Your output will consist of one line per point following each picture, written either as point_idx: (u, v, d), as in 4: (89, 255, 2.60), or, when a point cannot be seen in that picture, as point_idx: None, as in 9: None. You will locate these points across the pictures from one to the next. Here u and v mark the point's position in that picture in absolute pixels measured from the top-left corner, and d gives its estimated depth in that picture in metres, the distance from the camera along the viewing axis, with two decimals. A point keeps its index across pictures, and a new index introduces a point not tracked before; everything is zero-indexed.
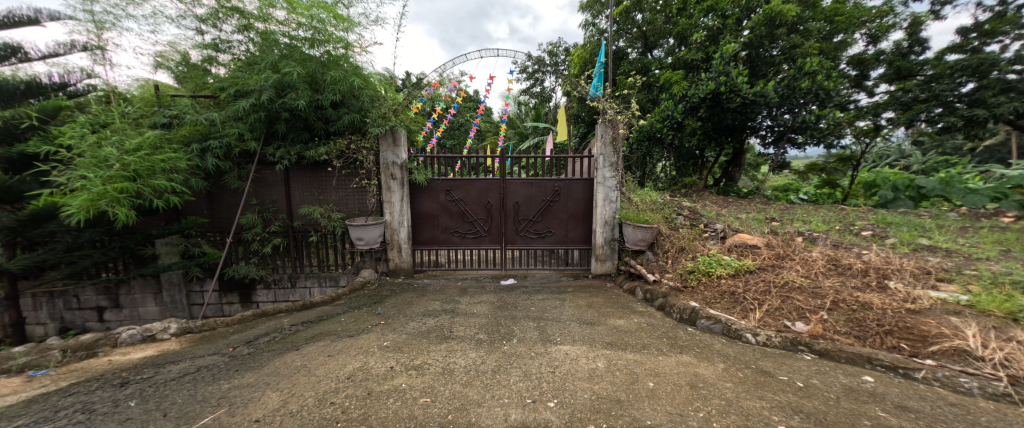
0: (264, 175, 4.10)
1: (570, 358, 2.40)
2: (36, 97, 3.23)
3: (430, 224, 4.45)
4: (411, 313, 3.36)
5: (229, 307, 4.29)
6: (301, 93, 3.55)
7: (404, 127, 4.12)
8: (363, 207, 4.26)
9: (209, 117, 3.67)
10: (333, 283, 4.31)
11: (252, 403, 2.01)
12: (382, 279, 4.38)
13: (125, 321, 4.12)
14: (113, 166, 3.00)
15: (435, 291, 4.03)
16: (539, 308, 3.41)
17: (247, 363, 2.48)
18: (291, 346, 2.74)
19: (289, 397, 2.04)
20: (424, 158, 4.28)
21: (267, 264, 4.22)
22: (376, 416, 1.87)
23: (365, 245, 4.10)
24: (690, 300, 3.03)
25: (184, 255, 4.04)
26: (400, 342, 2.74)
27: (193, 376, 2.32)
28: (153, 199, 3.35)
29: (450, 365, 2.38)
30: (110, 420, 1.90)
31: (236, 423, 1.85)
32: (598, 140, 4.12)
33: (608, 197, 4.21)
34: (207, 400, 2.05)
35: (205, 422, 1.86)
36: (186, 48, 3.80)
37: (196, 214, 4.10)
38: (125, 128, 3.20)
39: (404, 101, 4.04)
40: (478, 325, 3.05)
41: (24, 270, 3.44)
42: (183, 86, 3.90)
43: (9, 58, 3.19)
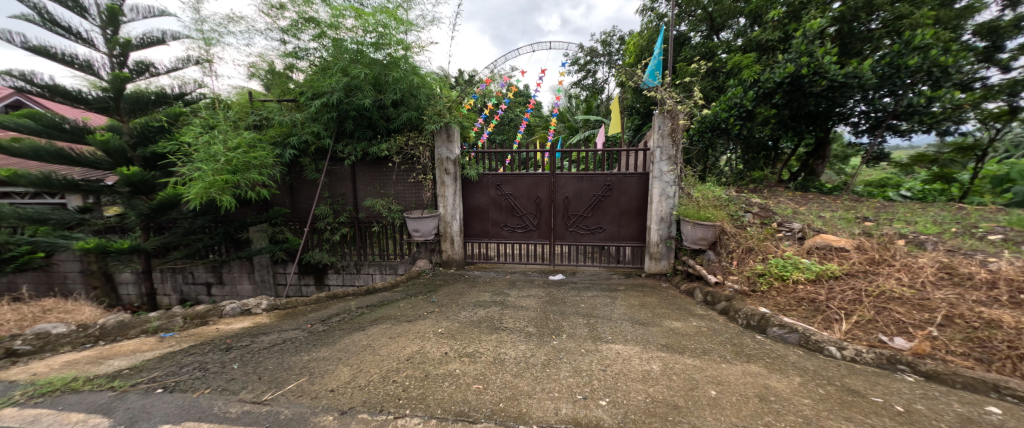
0: (335, 170, 4.50)
1: (623, 358, 2.37)
2: (162, 106, 3.82)
3: (480, 218, 4.59)
4: (463, 302, 3.51)
5: (306, 288, 4.81)
6: (367, 94, 3.86)
7: (459, 123, 4.27)
8: (420, 200, 4.52)
9: (291, 118, 4.10)
10: (392, 271, 4.65)
11: (328, 375, 2.24)
12: (437, 269, 4.63)
13: (225, 296, 4.78)
14: (219, 161, 3.48)
15: (485, 282, 4.18)
16: (589, 305, 3.39)
17: (321, 339, 2.76)
18: (358, 327, 3.00)
19: (359, 373, 2.25)
20: (476, 153, 4.41)
21: (337, 251, 4.67)
22: (434, 397, 2.00)
23: (421, 237, 4.32)
24: (760, 305, 2.84)
25: (271, 239, 4.60)
26: (454, 330, 2.88)
27: (280, 347, 2.64)
28: (249, 189, 3.83)
29: (501, 355, 2.46)
30: (219, 378, 2.23)
31: (316, 391, 2.08)
32: (655, 132, 3.95)
33: (665, 192, 4.03)
34: (292, 369, 2.33)
35: (291, 388, 2.11)
36: (272, 58, 4.27)
37: (279, 204, 4.61)
38: (227, 129, 3.69)
39: (459, 99, 4.20)
40: (528, 319, 3.10)
41: (155, 249, 4.15)
42: (270, 92, 4.39)
43: (145, 72, 3.83)
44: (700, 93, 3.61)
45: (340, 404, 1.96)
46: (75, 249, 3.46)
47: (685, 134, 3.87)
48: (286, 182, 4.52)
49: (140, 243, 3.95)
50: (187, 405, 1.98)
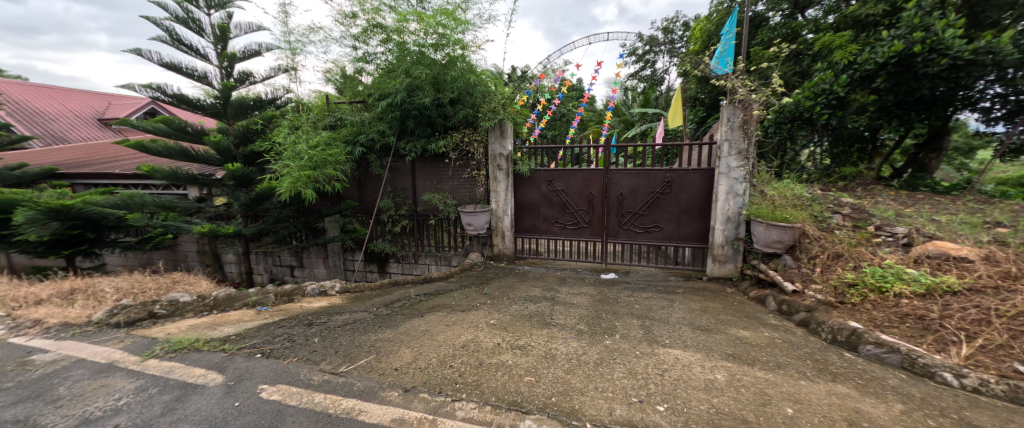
0: (398, 165, 4.81)
1: (682, 364, 2.30)
2: (259, 110, 4.47)
3: (531, 213, 4.65)
4: (514, 296, 3.60)
5: (370, 274, 5.24)
6: (427, 94, 4.09)
7: (514, 120, 4.36)
8: (474, 195, 4.68)
9: (360, 118, 4.46)
10: (446, 262, 4.88)
11: (392, 355, 2.45)
12: (488, 262, 4.78)
13: (304, 278, 5.47)
14: (303, 158, 3.92)
15: (535, 278, 4.24)
16: (644, 306, 3.30)
17: (385, 322, 3.00)
18: (417, 313, 3.21)
19: (419, 356, 2.43)
20: (529, 149, 4.48)
21: (398, 242, 5.02)
22: (488, 385, 2.10)
23: (474, 231, 4.49)
24: (850, 319, 2.57)
25: (342, 229, 5.07)
26: (507, 323, 2.96)
27: (351, 326, 2.92)
28: (326, 184, 4.26)
29: (552, 350, 2.50)
30: (303, 349, 2.54)
31: (382, 369, 2.28)
32: (723, 125, 3.71)
33: (734, 190, 3.77)
34: (362, 347, 2.57)
35: (362, 363, 2.34)
36: (344, 63, 4.67)
37: (350, 197, 5.06)
38: (308, 129, 4.12)
39: (512, 95, 4.28)
40: (580, 316, 3.10)
41: (252, 234, 4.89)
42: (342, 94, 4.81)
43: (245, 81, 4.43)
44: (779, 80, 3.29)
45: (403, 383, 2.14)
46: (194, 233, 4.13)
47: (758, 126, 3.58)
48: (355, 177, 4.94)
49: (240, 228, 4.66)
50: (280, 370, 2.28)
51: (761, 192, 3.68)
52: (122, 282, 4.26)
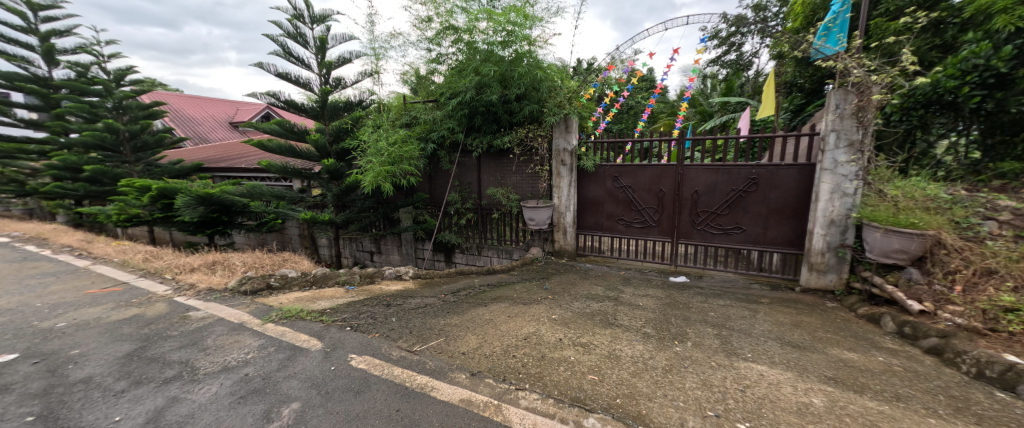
0: (465, 160, 5.09)
1: (768, 382, 2.13)
2: (349, 111, 5.31)
3: (595, 210, 4.58)
4: (575, 293, 3.60)
5: (437, 263, 5.61)
6: (494, 90, 4.22)
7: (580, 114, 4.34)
8: (536, 191, 4.76)
9: (433, 117, 4.77)
10: (508, 256, 5.02)
11: (458, 340, 2.61)
12: (549, 258, 4.82)
13: (381, 263, 6.15)
14: (382, 155, 4.35)
15: (597, 276, 4.19)
16: (719, 314, 3.10)
17: (452, 309, 3.19)
18: (481, 302, 3.38)
19: (483, 342, 2.57)
20: (593, 143, 4.38)
21: (463, 234, 5.30)
22: (550, 379, 2.16)
23: (536, 226, 4.54)
24: (1004, 353, 2.15)
25: (415, 220, 5.51)
26: (568, 318, 3.00)
27: (423, 310, 3.16)
28: (403, 179, 4.67)
29: (616, 352, 2.47)
30: (382, 326, 2.83)
31: (450, 353, 2.45)
32: (829, 113, 3.27)
33: (842, 188, 3.30)
34: (433, 329, 2.78)
35: (433, 345, 2.55)
36: (418, 65, 4.98)
37: (422, 191, 5.50)
38: (387, 127, 4.55)
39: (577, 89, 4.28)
40: (645, 319, 3.02)
41: (341, 221, 5.70)
42: (416, 94, 5.15)
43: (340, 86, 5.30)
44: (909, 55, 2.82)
45: (469, 366, 2.29)
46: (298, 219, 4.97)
47: (877, 113, 3.10)
48: (427, 172, 5.38)
49: (333, 216, 5.52)
50: (366, 343, 2.58)
51: (879, 191, 3.18)
52: (247, 258, 5.21)
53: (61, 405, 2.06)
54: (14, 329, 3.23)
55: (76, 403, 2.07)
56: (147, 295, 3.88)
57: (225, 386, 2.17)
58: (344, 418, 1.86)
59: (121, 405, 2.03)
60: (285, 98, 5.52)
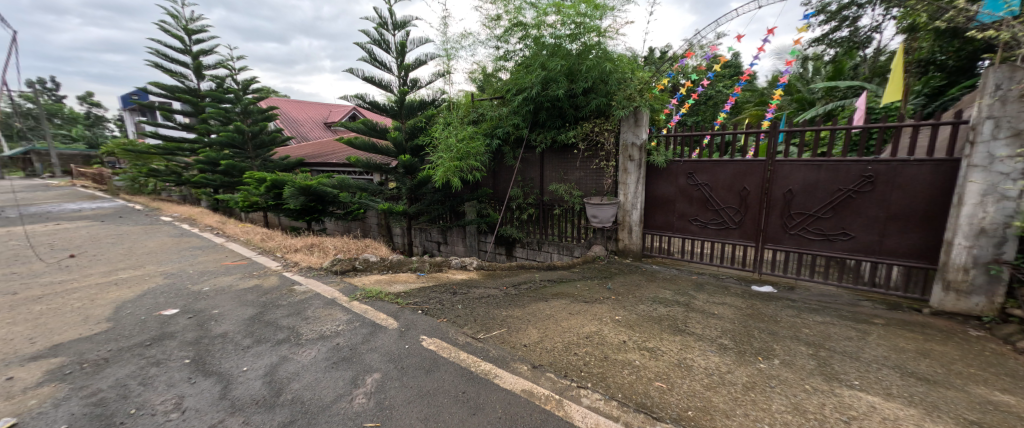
0: (528, 156, 5.24)
1: (879, 416, 1.88)
2: (422, 110, 5.88)
3: (666, 209, 4.37)
4: (640, 295, 3.50)
5: (498, 256, 5.85)
6: (561, 85, 4.25)
7: (652, 106, 4.14)
8: (600, 187, 4.71)
9: (498, 113, 4.93)
10: (568, 252, 4.99)
11: (519, 333, 2.74)
12: (612, 258, 4.70)
13: (447, 253, 6.57)
14: (450, 151, 4.74)
15: (665, 279, 4.01)
16: (813, 332, 2.79)
17: (515, 301, 3.33)
18: (541, 296, 3.47)
19: (543, 337, 2.67)
20: (663, 137, 4.21)
21: (524, 229, 5.44)
22: (615, 381, 2.16)
23: (599, 223, 4.43)
24: None
25: (479, 213, 5.82)
26: (630, 320, 2.96)
27: (487, 300, 3.38)
28: (469, 173, 5.12)
29: (687, 361, 2.38)
30: (450, 312, 3.12)
31: (512, 344, 2.59)
32: (980, 96, 2.66)
33: (1000, 191, 2.63)
34: (496, 319, 2.97)
35: (497, 334, 2.73)
36: (486, 63, 5.15)
37: (486, 186, 5.87)
38: (455, 124, 4.89)
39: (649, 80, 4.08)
40: (721, 329, 2.84)
41: (415, 212, 6.23)
42: (483, 91, 5.30)
43: (414, 86, 5.88)
44: None
45: (531, 359, 2.40)
46: (379, 210, 5.66)
47: None
48: (492, 168, 5.69)
49: (408, 207, 6.11)
50: (436, 328, 2.84)
51: None
52: (338, 243, 6.03)
53: (207, 353, 2.61)
54: (174, 289, 4.10)
55: (217, 352, 2.62)
56: (264, 269, 4.78)
57: (322, 352, 2.56)
58: (418, 393, 2.07)
59: (247, 358, 2.52)
60: (370, 99, 6.10)
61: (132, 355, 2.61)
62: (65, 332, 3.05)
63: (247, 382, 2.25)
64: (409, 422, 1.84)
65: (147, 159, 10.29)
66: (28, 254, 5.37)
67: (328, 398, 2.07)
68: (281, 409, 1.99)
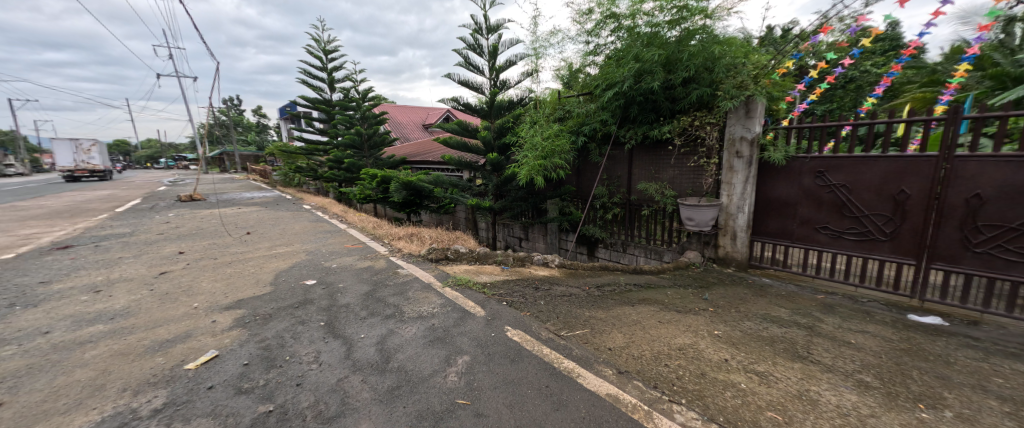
0: (616, 153, 5.16)
1: None
2: (507, 109, 6.15)
3: (782, 213, 3.90)
4: (746, 311, 3.19)
5: (580, 256, 5.89)
6: (655, 77, 4.04)
7: (767, 95, 3.79)
8: (697, 187, 4.40)
9: (586, 110, 4.95)
10: (657, 257, 4.80)
11: (605, 335, 2.79)
12: (708, 265, 4.34)
13: (527, 249, 6.74)
14: (536, 150, 4.99)
15: (780, 296, 3.53)
16: (1009, 384, 2.16)
17: (597, 303, 3.43)
18: (627, 301, 3.47)
19: (630, 343, 2.67)
20: (783, 129, 3.85)
21: (607, 229, 5.41)
22: (714, 402, 2.02)
23: (695, 226, 4.13)
24: None
25: (561, 212, 5.89)
26: (733, 336, 2.77)
27: (569, 299, 3.53)
28: (552, 172, 5.19)
29: (808, 392, 2.09)
30: (534, 307, 3.35)
31: (597, 345, 2.64)
32: None
33: None
34: (578, 319, 3.09)
35: (581, 333, 2.83)
36: (573, 59, 5.18)
37: (569, 184, 5.96)
38: (542, 123, 5.18)
39: (766, 64, 3.75)
40: (860, 362, 2.40)
41: (499, 208, 6.53)
42: (569, 87, 5.33)
43: (502, 86, 6.23)
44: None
45: (617, 363, 2.41)
46: (469, 204, 6.01)
47: None
48: (576, 166, 5.78)
49: (494, 203, 6.42)
50: (520, 320, 3.08)
51: None
52: (433, 234, 6.68)
53: (336, 318, 3.23)
54: (313, 264, 5.10)
55: (343, 319, 3.22)
56: (377, 253, 5.61)
57: (420, 330, 2.95)
58: (504, 380, 2.24)
59: (364, 326, 3.05)
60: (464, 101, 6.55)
61: (286, 314, 3.37)
62: (244, 290, 4.05)
63: (364, 347, 2.72)
64: (496, 406, 2.01)
65: (295, 158, 12.76)
66: (223, 230, 7.18)
67: (426, 371, 2.38)
68: (390, 374, 2.35)
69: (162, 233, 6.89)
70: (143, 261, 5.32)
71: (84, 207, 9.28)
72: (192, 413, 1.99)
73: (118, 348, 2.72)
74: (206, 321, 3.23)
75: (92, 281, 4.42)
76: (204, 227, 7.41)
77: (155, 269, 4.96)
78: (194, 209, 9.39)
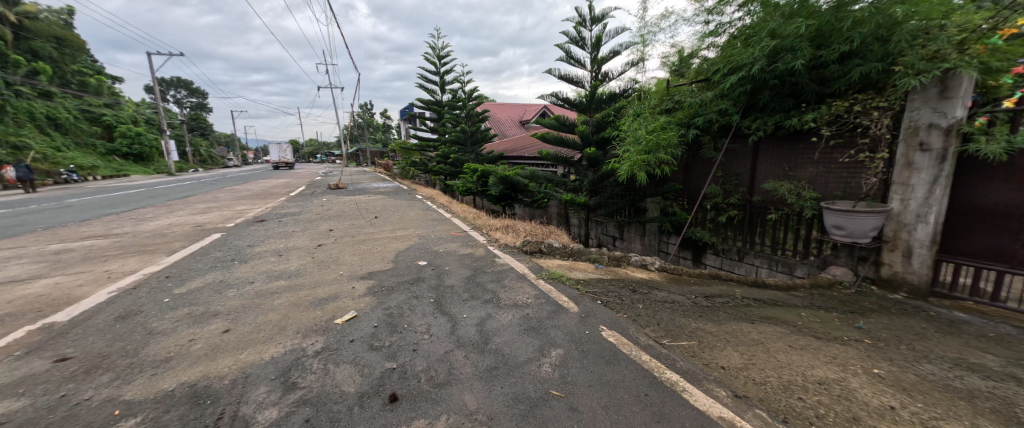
0: (737, 147, 4.65)
1: None
2: (610, 102, 5.95)
3: (993, 225, 3.06)
4: (925, 350, 2.52)
5: (684, 261, 5.41)
6: (803, 54, 3.49)
7: (980, 67, 2.94)
8: (851, 187, 3.73)
9: (702, 99, 4.57)
10: (786, 270, 4.19)
11: (720, 352, 2.54)
12: (862, 286, 3.59)
13: (622, 249, 6.43)
14: (640, 143, 4.75)
15: (986, 338, 2.67)
16: None
17: (707, 314, 3.15)
18: (744, 317, 3.09)
19: (750, 364, 2.38)
20: (1005, 112, 2.95)
21: (720, 233, 4.86)
22: None
23: (846, 236, 3.51)
24: None
25: (663, 211, 5.48)
26: (902, 379, 2.22)
27: (673, 306, 3.34)
28: (657, 167, 4.85)
29: None
30: (630, 311, 3.23)
31: (708, 362, 2.42)
32: None
33: None
34: (683, 329, 2.90)
35: (687, 345, 2.64)
36: (685, 44, 5.11)
37: (675, 181, 5.48)
38: (648, 116, 4.90)
39: (978, 26, 2.87)
40: None
41: (593, 206, 6.35)
42: (687, 75, 4.97)
43: (605, 79, 6.02)
44: None
45: (732, 385, 2.18)
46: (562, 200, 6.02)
47: None
48: (684, 162, 5.30)
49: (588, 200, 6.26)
50: (616, 321, 3.04)
51: None
52: (528, 228, 6.87)
53: (444, 297, 3.67)
54: (426, 247, 5.82)
55: (450, 298, 3.64)
56: (478, 241, 6.08)
57: (516, 318, 3.15)
58: (598, 380, 2.25)
59: (467, 307, 3.39)
60: (563, 96, 6.54)
61: (405, 288, 3.95)
62: (373, 265, 4.86)
63: (466, 326, 3.02)
64: (592, 404, 2.04)
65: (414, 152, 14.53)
66: (360, 214, 8.66)
67: (522, 357, 2.52)
68: (489, 354, 2.57)
69: (320, 214, 8.66)
70: (307, 235, 6.81)
71: (271, 192, 12.18)
72: (342, 358, 2.53)
73: (292, 300, 3.59)
74: (348, 287, 4.01)
75: (276, 247, 5.87)
76: (347, 210, 9.04)
77: (314, 241, 6.30)
78: (340, 195, 11.49)
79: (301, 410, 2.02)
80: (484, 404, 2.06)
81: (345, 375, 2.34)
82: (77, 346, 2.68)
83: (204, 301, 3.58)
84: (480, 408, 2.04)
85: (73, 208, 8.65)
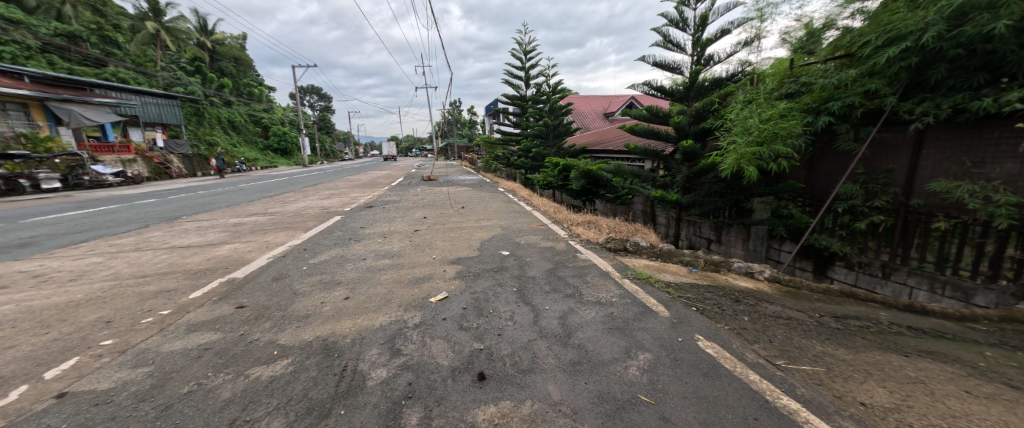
0: (889, 137, 3.76)
1: None
2: (712, 89, 5.34)
3: None
4: None
5: (801, 273, 4.51)
6: (1012, 10, 2.57)
7: None
8: None
9: (840, 78, 3.71)
10: (961, 296, 3.23)
11: (859, 386, 2.07)
12: None
13: (719, 253, 5.63)
14: (751, 132, 4.17)
15: None
16: None
17: (839, 337, 2.61)
18: (893, 347, 2.47)
19: (905, 406, 1.88)
20: None
21: (856, 242, 3.92)
22: None
23: None
24: None
25: (774, 213, 4.69)
26: None
27: (788, 322, 2.87)
28: (773, 161, 4.16)
29: None
30: (735, 323, 2.85)
31: (844, 396, 1.99)
32: None
33: None
34: (803, 351, 2.45)
35: (811, 371, 2.22)
36: (814, 15, 4.27)
37: (794, 178, 4.67)
38: (762, 102, 4.21)
39: None
40: None
41: (687, 204, 5.74)
42: (818, 53, 4.13)
43: (710, 62, 5.36)
44: None
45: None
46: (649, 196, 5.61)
47: None
48: (808, 156, 4.45)
49: (682, 197, 5.70)
50: (714, 331, 2.72)
51: None
52: (612, 224, 6.55)
53: (526, 287, 3.74)
54: (509, 238, 6.01)
55: (532, 288, 3.69)
56: (559, 235, 6.03)
57: (600, 315, 3.04)
58: (695, 393, 2.04)
59: (549, 299, 3.40)
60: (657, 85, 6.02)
61: (490, 275, 4.14)
62: (461, 251, 5.20)
63: (549, 317, 3.02)
64: (688, 418, 1.85)
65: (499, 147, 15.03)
66: (451, 204, 9.32)
67: (607, 356, 2.42)
68: (572, 348, 2.53)
69: (417, 202, 9.57)
70: (406, 220, 7.61)
71: (381, 182, 13.85)
72: (436, 333, 2.74)
73: (394, 277, 4.06)
74: (440, 269, 4.37)
75: (382, 230, 6.70)
76: (439, 200, 9.81)
77: (413, 226, 7.00)
78: (433, 186, 12.49)
79: (405, 374, 2.23)
80: (568, 397, 2.03)
81: (440, 348, 2.53)
82: (247, 298, 3.42)
83: (330, 271, 4.27)
84: (564, 400, 2.01)
85: (246, 191, 11.08)
